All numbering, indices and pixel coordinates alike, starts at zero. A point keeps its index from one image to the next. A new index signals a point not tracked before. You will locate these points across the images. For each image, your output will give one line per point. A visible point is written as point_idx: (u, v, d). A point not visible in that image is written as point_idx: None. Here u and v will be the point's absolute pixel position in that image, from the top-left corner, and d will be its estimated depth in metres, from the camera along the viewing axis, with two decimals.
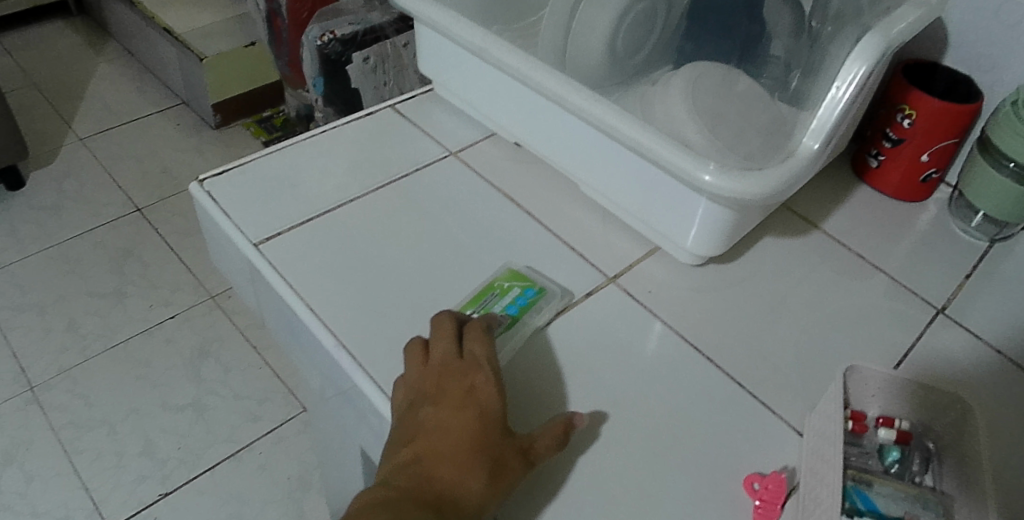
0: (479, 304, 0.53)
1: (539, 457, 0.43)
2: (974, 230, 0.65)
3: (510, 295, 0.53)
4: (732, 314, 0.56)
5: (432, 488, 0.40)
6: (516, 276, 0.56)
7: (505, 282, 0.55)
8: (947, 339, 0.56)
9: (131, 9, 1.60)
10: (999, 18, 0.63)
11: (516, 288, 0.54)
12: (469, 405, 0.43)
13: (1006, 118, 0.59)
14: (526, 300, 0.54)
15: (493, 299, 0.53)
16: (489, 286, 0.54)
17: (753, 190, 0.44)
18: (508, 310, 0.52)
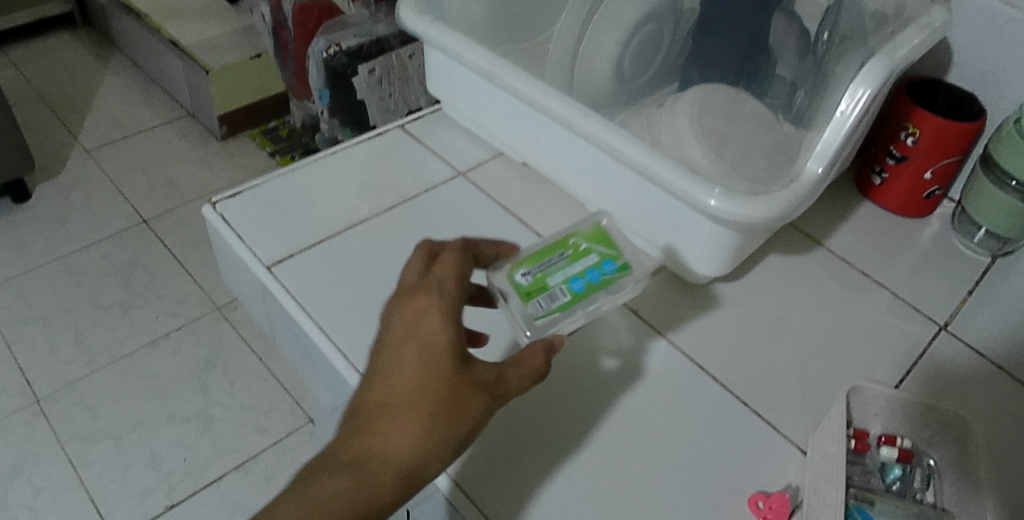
0: (542, 263, 0.46)
1: (504, 393, 0.37)
2: (976, 245, 0.66)
3: (579, 263, 0.46)
4: (737, 332, 0.56)
5: (365, 444, 0.35)
6: (599, 236, 0.47)
7: (583, 243, 0.47)
8: (950, 355, 0.56)
9: (138, 20, 1.62)
10: (1003, 36, 0.64)
11: (595, 254, 0.46)
12: (410, 340, 0.37)
13: (1008, 135, 0.60)
14: (597, 269, 0.45)
15: (560, 260, 0.46)
16: (561, 243, 0.47)
17: (759, 213, 0.45)
18: (568, 285, 0.45)
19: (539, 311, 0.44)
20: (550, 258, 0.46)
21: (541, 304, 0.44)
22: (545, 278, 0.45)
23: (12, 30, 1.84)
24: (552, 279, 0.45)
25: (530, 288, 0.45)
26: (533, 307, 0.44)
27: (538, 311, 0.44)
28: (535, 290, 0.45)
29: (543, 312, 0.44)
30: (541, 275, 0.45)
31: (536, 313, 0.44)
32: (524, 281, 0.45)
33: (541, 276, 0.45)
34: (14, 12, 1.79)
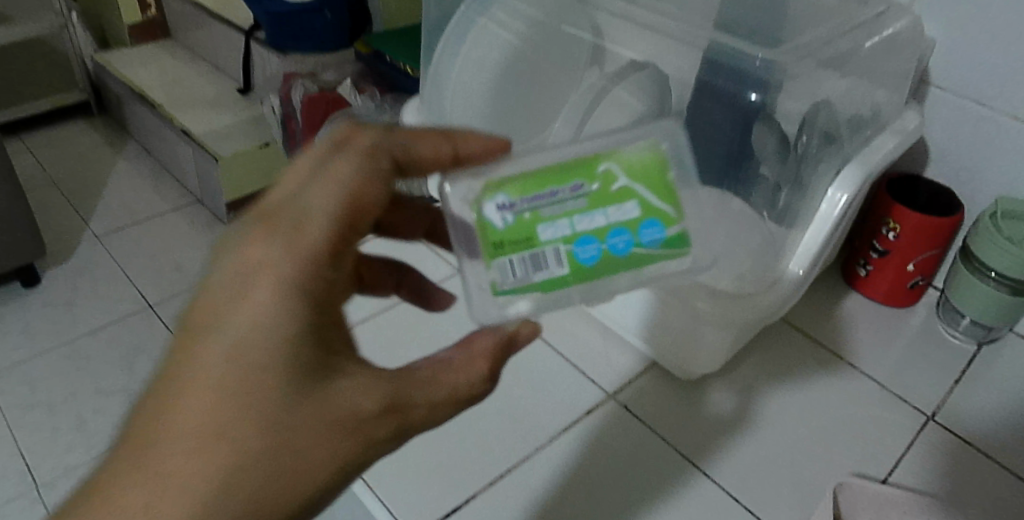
0: (545, 200, 0.38)
1: (340, 432, 0.35)
2: (961, 333, 0.68)
3: (595, 221, 0.38)
4: (727, 428, 0.58)
5: (149, 466, 0.32)
6: (639, 172, 0.38)
7: (619, 182, 0.38)
8: (939, 445, 0.58)
9: (152, 111, 1.68)
10: (977, 131, 0.66)
11: (629, 203, 0.38)
12: (228, 329, 0.33)
13: (984, 228, 0.63)
14: (619, 232, 0.38)
15: (575, 196, 0.38)
16: (579, 174, 0.38)
17: (746, 310, 0.52)
18: (570, 247, 0.37)
19: (504, 284, 0.37)
20: (558, 195, 0.38)
21: (510, 275, 0.37)
22: (539, 230, 0.37)
23: (29, 118, 1.91)
24: (550, 234, 0.37)
25: (509, 234, 0.37)
26: (501, 271, 0.37)
27: (503, 283, 0.37)
28: (517, 241, 0.37)
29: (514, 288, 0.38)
30: (536, 215, 0.37)
31: (502, 284, 0.37)
32: (513, 220, 0.37)
33: (536, 218, 0.37)
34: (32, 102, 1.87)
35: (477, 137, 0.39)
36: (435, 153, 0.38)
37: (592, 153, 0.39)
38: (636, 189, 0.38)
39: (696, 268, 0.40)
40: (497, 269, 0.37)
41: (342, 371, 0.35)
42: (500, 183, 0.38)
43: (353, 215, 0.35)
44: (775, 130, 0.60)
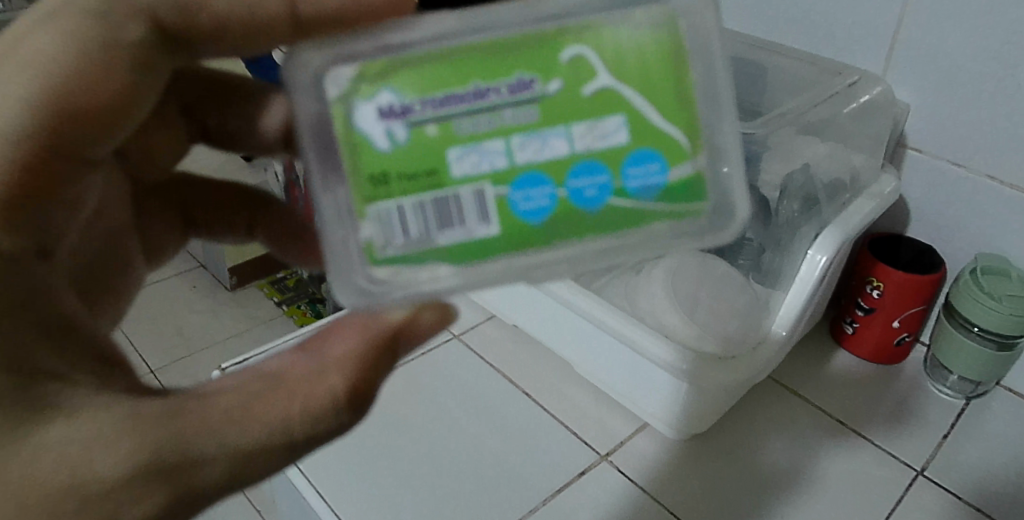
0: (467, 105, 0.31)
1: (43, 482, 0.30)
2: (949, 387, 0.70)
3: (540, 157, 0.31)
4: (719, 486, 0.60)
5: None
6: (614, 68, 0.31)
7: (588, 88, 0.31)
8: (929, 500, 0.60)
9: None
10: (954, 193, 0.67)
11: (613, 116, 0.32)
12: None
13: (967, 286, 0.65)
14: (568, 166, 0.32)
15: (514, 108, 0.31)
16: (531, 65, 0.31)
17: (736, 374, 0.55)
18: (502, 189, 0.32)
19: (386, 248, 0.32)
20: (487, 99, 0.31)
21: (395, 238, 0.32)
22: (449, 160, 0.31)
23: None
24: (463, 167, 0.31)
25: (402, 159, 0.31)
26: (383, 231, 0.32)
27: (388, 247, 0.32)
28: (419, 172, 0.31)
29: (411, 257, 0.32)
30: (449, 130, 0.31)
31: (382, 253, 0.32)
32: (414, 135, 0.31)
33: (447, 143, 0.31)
34: None
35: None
36: (262, 12, 0.33)
37: (560, 24, 0.31)
38: (624, 92, 0.31)
39: (705, 233, 0.34)
40: (399, 226, 0.32)
41: (62, 408, 0.31)
42: (400, 69, 0.31)
43: (41, 140, 0.31)
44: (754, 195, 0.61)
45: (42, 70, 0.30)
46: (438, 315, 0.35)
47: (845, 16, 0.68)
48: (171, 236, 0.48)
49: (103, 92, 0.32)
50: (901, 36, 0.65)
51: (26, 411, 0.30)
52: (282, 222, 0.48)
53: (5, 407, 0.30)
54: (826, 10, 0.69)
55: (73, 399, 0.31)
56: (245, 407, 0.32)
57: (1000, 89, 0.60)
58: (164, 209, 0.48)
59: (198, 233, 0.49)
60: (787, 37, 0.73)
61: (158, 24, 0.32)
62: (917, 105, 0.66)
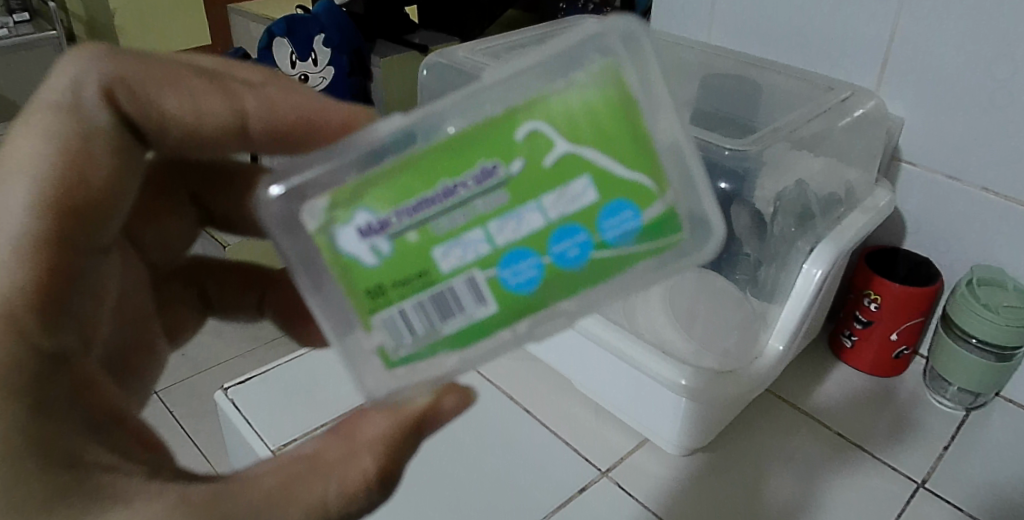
0: (438, 205, 0.31)
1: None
2: (949, 399, 0.70)
3: (515, 237, 0.32)
4: (721, 501, 0.61)
5: None
6: (569, 135, 0.31)
7: (548, 159, 0.32)
8: (931, 512, 0.60)
9: None
10: (949, 205, 0.68)
11: (580, 182, 0.32)
12: None
13: (962, 297, 0.65)
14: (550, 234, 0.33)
15: (484, 195, 0.32)
16: (487, 152, 0.31)
17: (728, 390, 0.55)
18: (492, 271, 0.32)
19: (396, 347, 0.34)
20: (457, 195, 0.31)
21: (404, 339, 0.33)
22: (433, 257, 0.32)
23: None
24: (449, 262, 0.32)
25: (392, 269, 0.32)
26: (392, 336, 0.33)
27: (397, 347, 0.33)
28: (409, 277, 0.32)
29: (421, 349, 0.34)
30: (427, 232, 0.32)
31: (395, 354, 0.34)
32: (397, 244, 0.32)
33: (431, 248, 0.32)
34: None
35: (273, 110, 0.38)
36: (211, 118, 0.37)
37: (506, 106, 0.31)
38: (582, 154, 0.32)
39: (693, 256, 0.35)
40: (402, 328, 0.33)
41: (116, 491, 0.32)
42: (365, 188, 0.31)
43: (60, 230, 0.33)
44: (748, 209, 0.62)
45: (37, 163, 0.32)
46: (457, 396, 0.37)
47: (837, 33, 0.69)
48: (193, 316, 0.52)
49: (92, 178, 0.33)
50: (893, 50, 0.66)
51: (71, 509, 0.31)
52: (286, 294, 0.52)
53: (60, 496, 0.31)
54: (818, 28, 0.70)
55: (103, 478, 0.32)
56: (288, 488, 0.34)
57: (992, 100, 0.61)
58: (184, 288, 0.52)
59: (215, 312, 0.53)
60: (780, 55, 0.74)
61: (123, 115, 0.35)
62: (910, 118, 0.67)
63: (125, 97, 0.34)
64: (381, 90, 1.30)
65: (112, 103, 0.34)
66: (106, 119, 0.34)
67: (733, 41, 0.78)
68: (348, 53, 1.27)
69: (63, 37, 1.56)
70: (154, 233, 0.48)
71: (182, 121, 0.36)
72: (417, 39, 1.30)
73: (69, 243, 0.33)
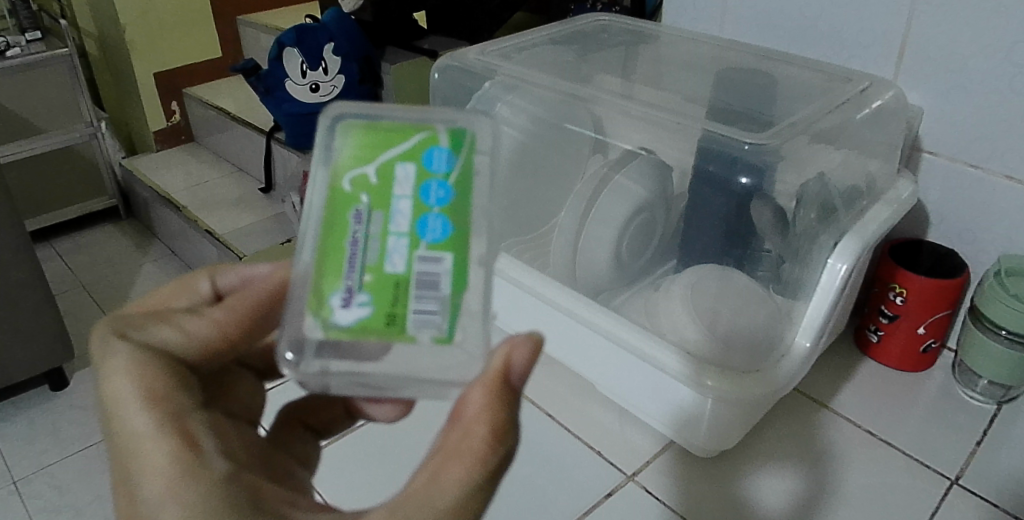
0: (371, 255, 0.34)
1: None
2: (979, 393, 0.69)
3: (460, 228, 0.34)
4: (750, 504, 0.59)
5: None
6: (380, 133, 0.35)
7: (371, 170, 0.35)
8: (967, 511, 0.58)
9: (169, 206, 1.60)
10: (973, 195, 0.66)
11: (409, 138, 0.35)
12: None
13: (990, 288, 0.63)
14: (344, 160, 0.35)
15: (370, 220, 0.34)
16: (396, 157, 0.35)
17: (750, 389, 0.53)
18: (421, 244, 0.34)
19: (447, 332, 0.33)
20: (402, 231, 0.34)
21: (343, 311, 0.33)
22: (468, 249, 0.34)
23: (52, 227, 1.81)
24: (387, 245, 0.34)
25: (384, 305, 0.33)
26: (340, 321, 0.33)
27: (445, 329, 0.33)
28: (391, 295, 0.33)
29: (328, 292, 0.33)
30: (378, 272, 0.34)
31: (333, 319, 0.33)
32: (369, 291, 0.33)
33: (374, 268, 0.34)
34: (63, 207, 1.77)
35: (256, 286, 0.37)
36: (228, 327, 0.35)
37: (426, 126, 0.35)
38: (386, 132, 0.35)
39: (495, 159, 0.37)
40: (486, 344, 0.34)
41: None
42: (318, 288, 0.34)
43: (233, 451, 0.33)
44: (770, 206, 0.61)
45: (130, 395, 0.31)
46: (533, 360, 0.32)
47: (852, 23, 0.68)
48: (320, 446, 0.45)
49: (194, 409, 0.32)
50: (910, 36, 0.64)
51: None
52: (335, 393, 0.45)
53: None
54: (832, 18, 0.69)
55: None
56: (430, 480, 0.30)
57: (1014, 86, 0.60)
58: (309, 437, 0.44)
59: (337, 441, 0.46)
60: (795, 47, 0.73)
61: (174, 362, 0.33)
62: (930, 108, 0.66)
63: (134, 333, 0.33)
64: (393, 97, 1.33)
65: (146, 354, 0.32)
66: (126, 353, 0.32)
67: (746, 35, 0.76)
68: (357, 60, 1.25)
69: (75, 54, 1.57)
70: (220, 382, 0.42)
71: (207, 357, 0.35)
72: (427, 45, 1.33)
73: (186, 411, 0.31)
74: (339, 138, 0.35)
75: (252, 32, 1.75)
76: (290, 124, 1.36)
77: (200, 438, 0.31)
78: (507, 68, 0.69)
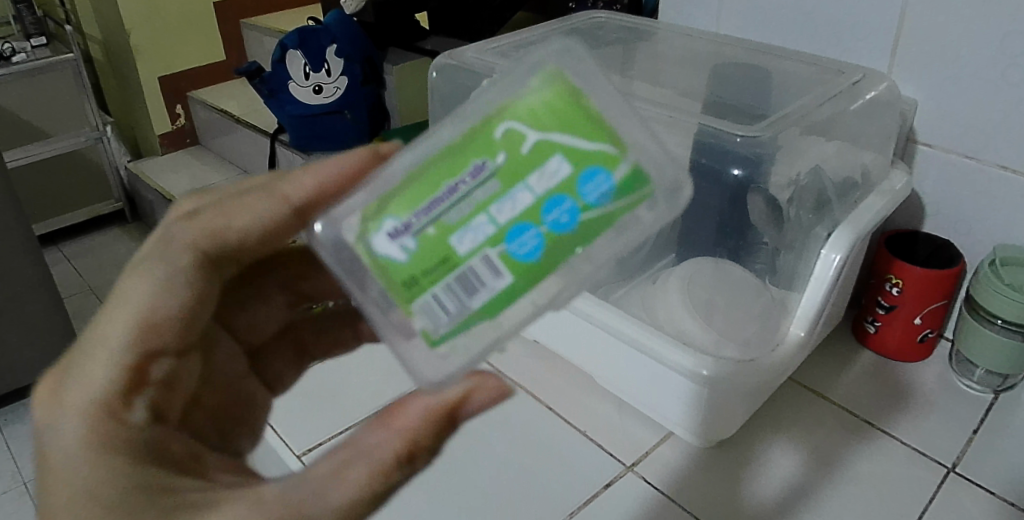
0: (446, 206, 0.32)
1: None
2: (977, 382, 0.69)
3: (552, 258, 0.32)
4: (747, 493, 0.60)
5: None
6: (566, 114, 0.32)
7: (529, 140, 0.32)
8: (963, 497, 0.59)
9: None
10: (966, 185, 0.67)
11: (585, 147, 0.32)
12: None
13: (986, 278, 0.64)
14: (522, 110, 0.32)
15: (480, 184, 0.32)
16: (553, 147, 0.32)
17: (746, 378, 0.54)
18: (500, 246, 0.32)
19: (440, 335, 0.33)
20: (495, 220, 0.32)
21: (389, 238, 0.33)
22: (532, 284, 0.33)
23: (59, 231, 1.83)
24: (474, 219, 0.32)
25: (419, 264, 0.32)
26: (383, 244, 0.33)
27: (440, 333, 0.33)
28: (434, 263, 0.32)
29: (390, 213, 0.33)
30: (441, 229, 0.32)
31: (373, 237, 0.33)
32: (420, 241, 0.32)
33: (443, 227, 0.32)
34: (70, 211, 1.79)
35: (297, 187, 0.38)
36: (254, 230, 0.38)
37: (605, 150, 0.32)
38: (555, 137, 0.32)
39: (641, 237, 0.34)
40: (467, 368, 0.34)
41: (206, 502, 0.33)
42: (387, 202, 0.33)
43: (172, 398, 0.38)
44: (763, 197, 0.62)
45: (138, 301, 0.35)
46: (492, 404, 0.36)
47: (846, 17, 0.68)
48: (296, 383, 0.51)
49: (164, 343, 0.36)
50: (905, 29, 0.65)
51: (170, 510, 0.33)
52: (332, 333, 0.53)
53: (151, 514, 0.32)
54: (826, 11, 0.70)
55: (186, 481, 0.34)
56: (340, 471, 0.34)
57: (1004, 78, 0.60)
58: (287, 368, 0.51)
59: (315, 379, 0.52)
60: (790, 41, 0.74)
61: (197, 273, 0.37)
62: (922, 99, 0.66)
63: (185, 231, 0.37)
64: (395, 96, 1.35)
65: (197, 240, 0.37)
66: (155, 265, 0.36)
67: (743, 31, 0.77)
68: (359, 62, 1.29)
69: (80, 59, 1.58)
70: (220, 343, 0.47)
71: (252, 246, 0.39)
72: (428, 44, 1.34)
73: (157, 350, 0.36)
74: (537, 84, 0.32)
75: (255, 35, 1.77)
76: (294, 127, 1.38)
77: (145, 383, 0.36)
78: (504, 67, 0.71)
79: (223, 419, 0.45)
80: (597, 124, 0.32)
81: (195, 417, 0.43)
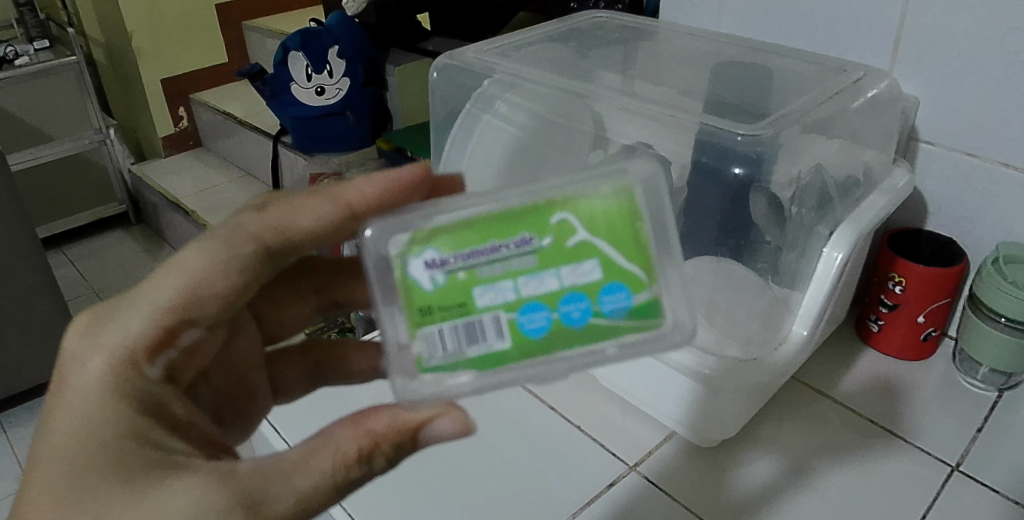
0: (485, 258, 0.37)
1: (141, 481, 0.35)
2: (980, 381, 0.69)
3: (550, 334, 0.38)
4: (749, 493, 0.60)
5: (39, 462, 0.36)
6: (618, 227, 0.38)
7: (575, 237, 0.37)
8: (966, 495, 0.59)
9: (178, 212, 1.64)
10: (969, 183, 0.66)
11: (619, 263, 0.38)
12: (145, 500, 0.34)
13: (989, 276, 0.64)
14: (585, 207, 0.38)
15: (521, 255, 0.37)
16: (591, 251, 0.38)
17: (749, 377, 0.54)
18: (512, 315, 0.37)
19: (430, 366, 0.37)
20: (519, 288, 0.37)
21: (425, 265, 0.37)
22: (522, 356, 0.37)
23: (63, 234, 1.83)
24: (502, 281, 0.37)
25: (439, 298, 0.37)
26: (418, 269, 0.37)
27: (432, 363, 0.37)
28: (451, 304, 0.37)
29: (434, 244, 0.37)
30: (472, 276, 0.37)
31: (411, 261, 0.37)
32: (449, 279, 0.37)
33: (473, 276, 0.37)
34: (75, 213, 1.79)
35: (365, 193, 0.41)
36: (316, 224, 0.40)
37: (632, 272, 0.38)
38: (597, 244, 0.38)
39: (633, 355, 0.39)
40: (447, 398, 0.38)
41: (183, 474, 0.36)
42: (436, 233, 0.37)
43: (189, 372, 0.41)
44: (765, 195, 0.62)
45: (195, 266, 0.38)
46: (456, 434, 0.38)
47: (847, 14, 0.68)
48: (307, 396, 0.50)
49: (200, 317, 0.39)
50: (906, 26, 0.65)
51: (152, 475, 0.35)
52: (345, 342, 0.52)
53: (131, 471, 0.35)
54: (827, 9, 0.70)
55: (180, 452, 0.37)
56: (306, 456, 0.36)
57: (1006, 75, 0.60)
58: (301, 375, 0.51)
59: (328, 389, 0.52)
60: (792, 39, 0.74)
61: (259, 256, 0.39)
62: (924, 96, 0.66)
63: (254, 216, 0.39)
64: (396, 97, 1.34)
65: (264, 234, 0.39)
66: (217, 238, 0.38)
67: (745, 29, 0.77)
68: (361, 63, 1.29)
69: (82, 62, 1.59)
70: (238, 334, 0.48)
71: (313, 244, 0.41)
72: (430, 45, 1.32)
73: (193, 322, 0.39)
74: (607, 190, 0.38)
75: (257, 36, 1.77)
76: (296, 128, 1.38)
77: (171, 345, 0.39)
78: (505, 66, 0.71)
79: (217, 401, 0.47)
80: (637, 245, 0.38)
81: (197, 391, 0.46)
